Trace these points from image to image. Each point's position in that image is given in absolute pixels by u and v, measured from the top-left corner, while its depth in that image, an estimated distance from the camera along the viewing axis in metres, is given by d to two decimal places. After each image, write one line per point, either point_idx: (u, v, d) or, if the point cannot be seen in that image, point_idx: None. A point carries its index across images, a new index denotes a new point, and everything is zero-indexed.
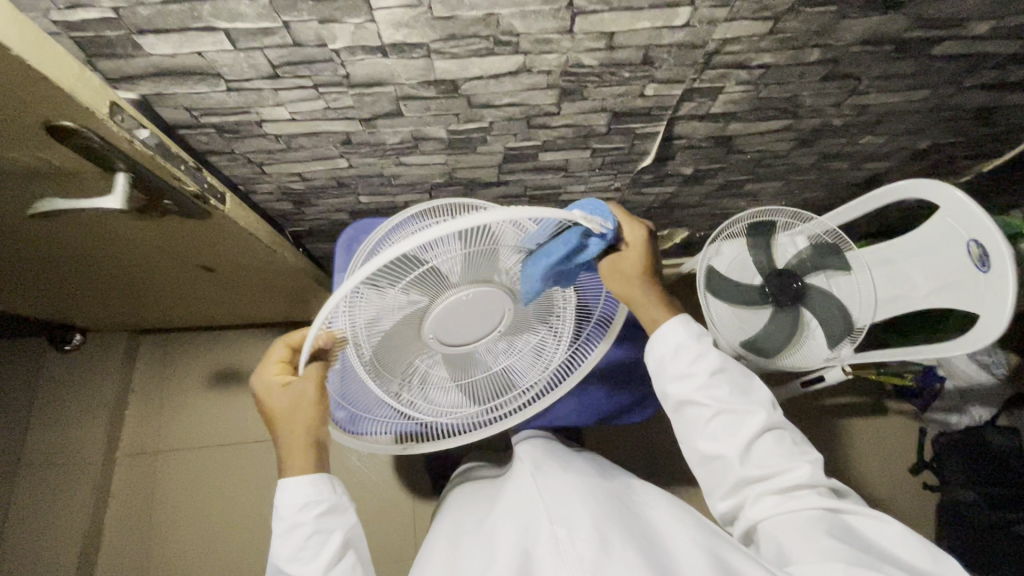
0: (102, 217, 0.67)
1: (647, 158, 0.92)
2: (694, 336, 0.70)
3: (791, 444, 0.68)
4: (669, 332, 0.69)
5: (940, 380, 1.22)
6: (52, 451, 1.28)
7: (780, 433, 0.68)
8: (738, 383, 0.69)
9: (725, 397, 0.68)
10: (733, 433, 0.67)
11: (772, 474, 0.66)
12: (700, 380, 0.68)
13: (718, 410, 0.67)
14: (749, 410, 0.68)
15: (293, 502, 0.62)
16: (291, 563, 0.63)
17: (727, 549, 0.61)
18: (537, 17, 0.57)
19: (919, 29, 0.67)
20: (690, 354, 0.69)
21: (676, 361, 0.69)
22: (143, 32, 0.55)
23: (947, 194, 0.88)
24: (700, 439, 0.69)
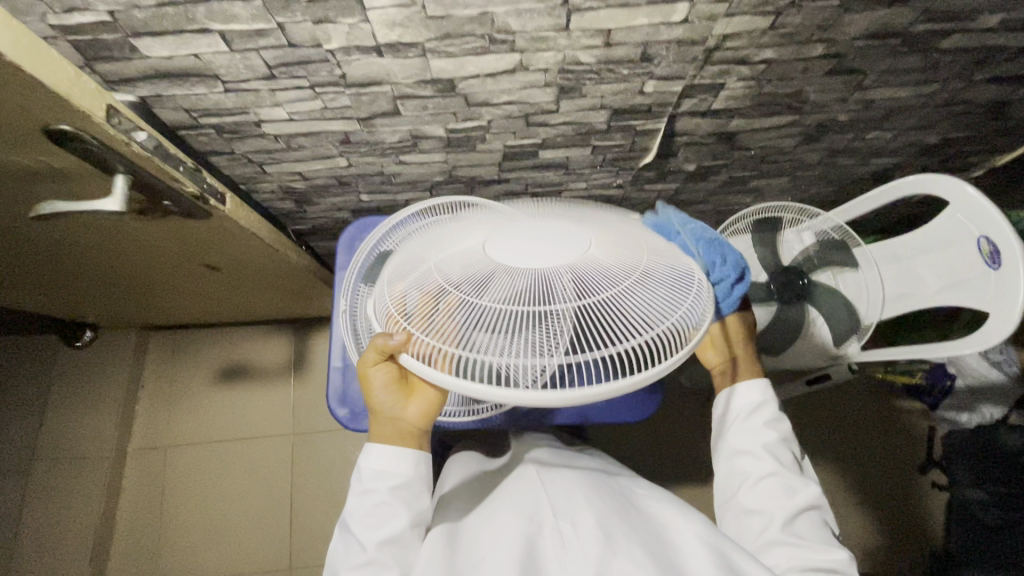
0: (105, 218, 0.68)
1: (649, 155, 0.91)
2: (773, 402, 0.74)
3: (827, 527, 0.66)
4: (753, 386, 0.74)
5: (949, 378, 1.20)
6: (64, 446, 1.30)
7: (821, 516, 0.67)
8: (796, 458, 0.71)
9: (785, 462, 0.69)
10: (786, 494, 0.67)
11: (809, 546, 0.63)
12: (767, 438, 0.70)
13: (778, 468, 0.68)
14: (802, 481, 0.68)
15: (372, 466, 0.64)
16: (356, 523, 0.63)
17: (732, 546, 0.60)
18: (532, 16, 0.56)
19: (926, 22, 0.65)
20: (769, 417, 0.72)
21: (751, 417, 0.72)
22: (140, 35, 0.55)
23: (960, 190, 0.86)
24: (746, 491, 0.69)
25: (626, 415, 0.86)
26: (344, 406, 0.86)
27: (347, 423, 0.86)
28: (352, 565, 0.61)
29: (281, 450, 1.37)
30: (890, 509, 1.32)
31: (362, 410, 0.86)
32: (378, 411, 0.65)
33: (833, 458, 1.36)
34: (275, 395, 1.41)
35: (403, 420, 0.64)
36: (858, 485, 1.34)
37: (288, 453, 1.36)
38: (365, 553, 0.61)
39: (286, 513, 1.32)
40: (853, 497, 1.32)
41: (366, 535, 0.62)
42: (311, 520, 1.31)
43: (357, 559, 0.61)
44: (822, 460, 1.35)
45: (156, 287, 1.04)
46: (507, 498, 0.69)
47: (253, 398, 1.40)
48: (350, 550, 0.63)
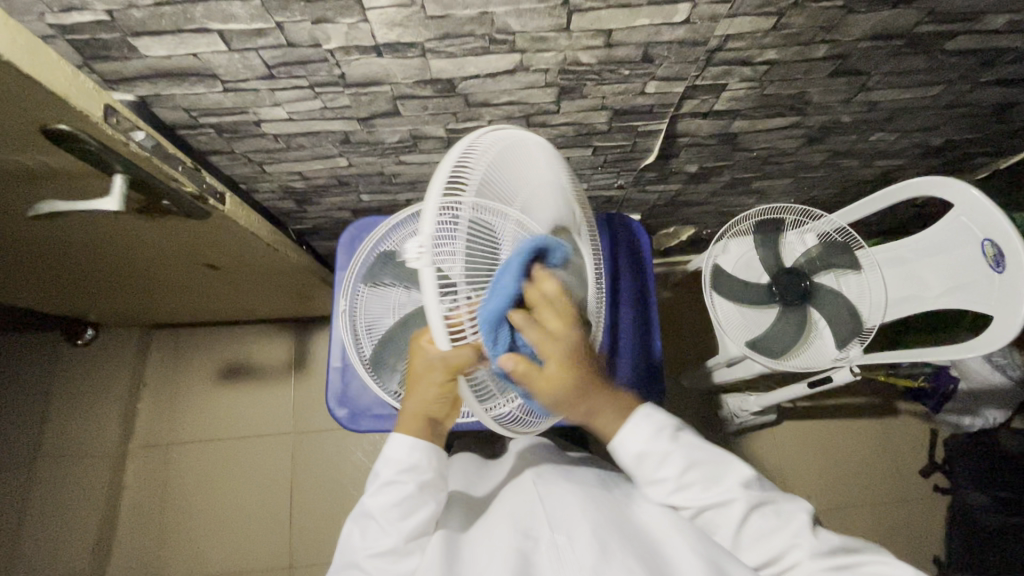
0: (104, 218, 0.68)
1: (650, 155, 0.90)
2: (660, 435, 0.63)
3: (775, 517, 0.61)
4: (631, 436, 0.62)
5: (953, 381, 1.16)
6: (66, 444, 1.31)
7: (764, 506, 0.62)
8: (709, 473, 0.63)
9: (700, 494, 0.62)
10: (721, 530, 0.62)
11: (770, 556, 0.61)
12: (671, 484, 0.62)
13: (698, 510, 0.62)
14: (728, 498, 0.62)
15: (399, 459, 0.63)
16: (380, 513, 0.62)
17: (729, 564, 0.58)
18: (532, 15, 0.56)
19: (930, 23, 0.65)
20: (656, 460, 0.62)
21: (642, 470, 0.63)
22: (138, 34, 0.55)
23: (965, 193, 0.85)
24: (692, 527, 0.65)
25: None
26: (342, 406, 0.86)
27: (347, 424, 0.86)
28: (373, 552, 0.61)
29: (280, 448, 1.37)
30: (890, 512, 1.31)
31: (360, 410, 0.86)
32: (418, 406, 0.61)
33: (835, 460, 1.35)
34: (275, 393, 1.41)
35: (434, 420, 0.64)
36: (860, 487, 1.33)
37: (287, 453, 1.36)
38: (390, 540, 0.62)
39: (286, 512, 1.32)
40: (854, 500, 1.32)
41: (392, 525, 0.62)
42: (310, 521, 1.31)
43: (380, 546, 0.61)
44: (824, 462, 1.35)
45: (156, 286, 1.04)
46: (502, 508, 0.68)
47: (253, 397, 1.40)
48: (369, 535, 0.63)
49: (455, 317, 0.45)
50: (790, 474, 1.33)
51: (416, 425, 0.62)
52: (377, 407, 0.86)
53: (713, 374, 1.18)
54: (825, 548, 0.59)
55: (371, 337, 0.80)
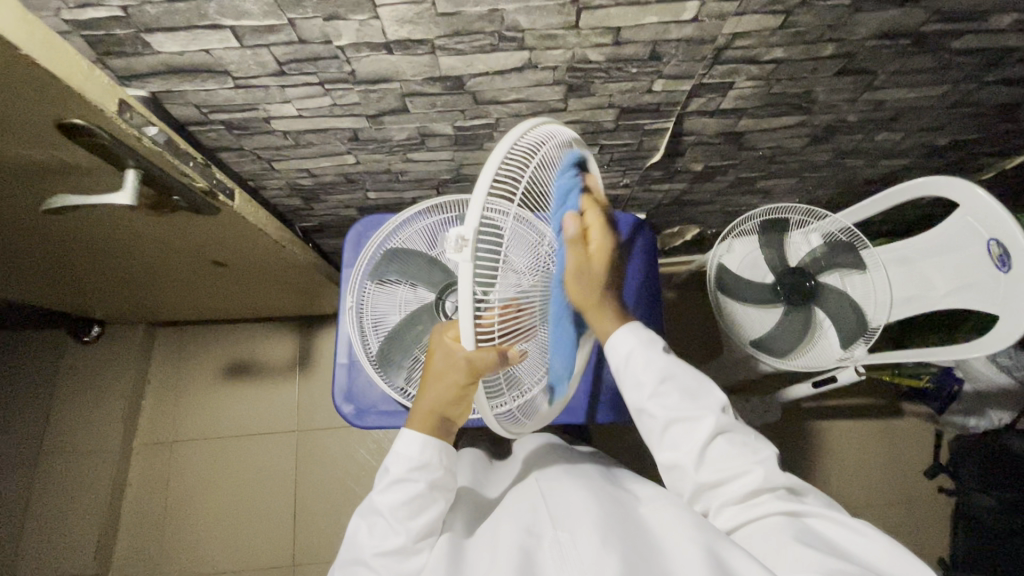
0: (115, 213, 0.68)
1: (657, 154, 0.91)
2: (644, 343, 0.68)
3: (739, 446, 0.65)
4: (621, 338, 0.68)
5: (958, 382, 1.16)
6: (72, 440, 1.32)
7: (730, 434, 0.65)
8: (686, 386, 0.66)
9: (675, 405, 0.65)
10: (687, 442, 0.64)
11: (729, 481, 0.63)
12: (651, 389, 0.66)
13: (670, 420, 0.65)
14: (700, 415, 0.65)
15: (412, 457, 0.63)
16: (389, 510, 0.62)
17: (724, 544, 0.56)
18: (542, 13, 0.57)
19: (937, 22, 0.65)
20: (641, 363, 0.67)
21: (629, 368, 0.67)
22: (152, 30, 0.55)
23: (970, 193, 0.85)
24: (658, 448, 0.67)
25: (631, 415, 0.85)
26: (348, 403, 0.87)
27: (353, 420, 0.87)
28: (380, 550, 0.61)
29: (284, 446, 1.37)
30: (894, 513, 1.31)
31: (366, 407, 0.87)
32: (437, 403, 0.61)
33: (839, 461, 1.35)
34: (279, 391, 1.41)
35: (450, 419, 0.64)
36: (863, 488, 1.33)
37: (291, 450, 1.37)
38: (397, 539, 0.61)
39: (289, 510, 1.32)
40: (857, 500, 1.32)
41: (401, 524, 0.62)
42: (313, 519, 1.31)
43: (388, 544, 0.61)
44: (828, 462, 1.35)
45: (163, 283, 1.04)
46: (506, 511, 0.67)
47: (257, 394, 1.41)
48: (377, 532, 0.62)
49: (488, 317, 0.47)
50: (793, 475, 1.33)
51: (427, 422, 0.63)
52: (383, 403, 0.86)
53: (717, 373, 1.19)
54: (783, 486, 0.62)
55: (377, 333, 0.81)
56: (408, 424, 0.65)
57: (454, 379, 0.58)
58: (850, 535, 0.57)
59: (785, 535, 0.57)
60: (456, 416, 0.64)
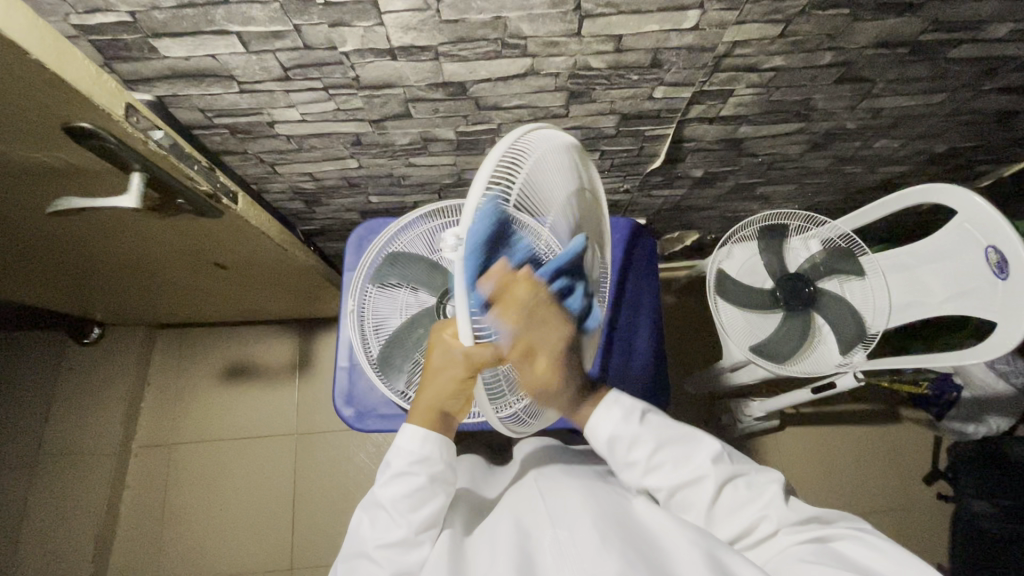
0: (118, 215, 0.68)
1: (657, 160, 0.91)
2: (625, 420, 0.69)
3: (744, 489, 0.67)
4: (600, 421, 0.69)
5: (956, 389, 1.20)
6: (71, 442, 1.31)
7: (732, 479, 0.67)
8: (676, 453, 0.68)
9: (671, 473, 0.67)
10: (694, 507, 0.67)
11: (743, 526, 0.65)
12: (643, 467, 0.68)
13: (671, 487, 0.67)
14: (695, 478, 0.67)
15: (411, 449, 0.64)
16: (391, 502, 0.62)
17: (726, 550, 0.57)
18: (544, 20, 0.57)
19: (935, 31, 0.66)
20: (626, 444, 0.68)
21: (617, 454, 0.69)
22: (159, 35, 0.56)
23: (967, 200, 0.86)
24: (673, 514, 0.69)
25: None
26: (349, 406, 0.87)
27: (352, 423, 0.87)
28: (383, 542, 0.61)
29: (283, 448, 1.37)
30: (894, 519, 1.31)
31: (366, 409, 0.87)
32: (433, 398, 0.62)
33: (837, 466, 1.35)
34: (279, 394, 1.41)
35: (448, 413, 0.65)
36: (861, 494, 1.33)
37: (290, 453, 1.37)
38: (400, 531, 0.62)
39: (288, 512, 1.32)
40: (856, 506, 1.32)
41: (403, 516, 0.62)
42: (313, 522, 1.31)
43: (390, 537, 0.62)
44: (826, 468, 1.35)
45: (165, 285, 1.05)
46: (505, 510, 0.67)
47: (257, 397, 1.41)
48: (379, 524, 0.63)
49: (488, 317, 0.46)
50: (792, 480, 1.33)
51: (427, 416, 0.64)
52: (383, 407, 0.87)
53: (716, 378, 1.19)
54: (795, 518, 0.64)
55: (379, 337, 0.81)
56: (408, 418, 0.65)
57: (455, 376, 0.58)
58: (871, 550, 0.57)
59: (794, 561, 0.58)
60: (455, 411, 0.65)
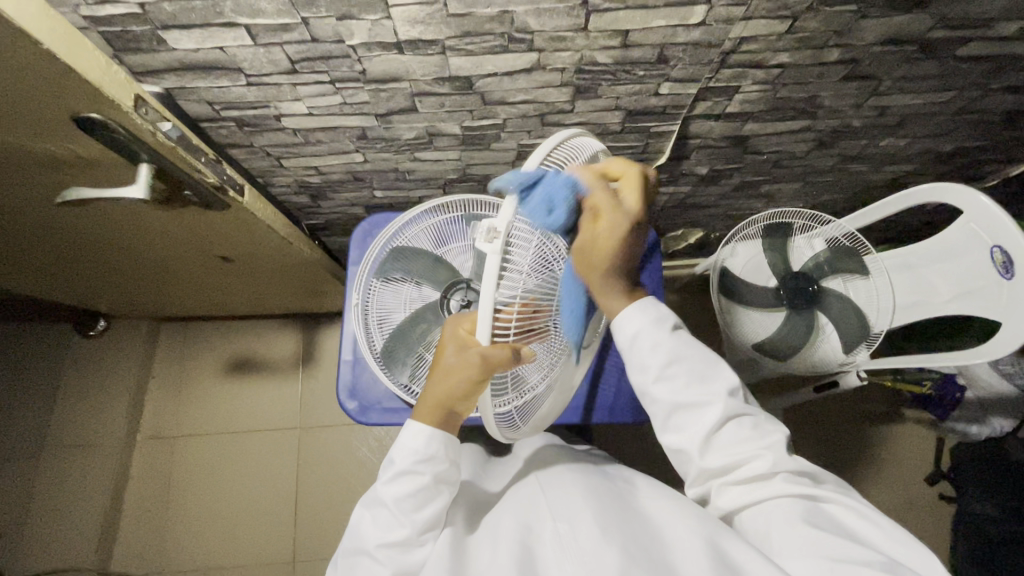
0: (126, 206, 0.69)
1: (661, 157, 0.92)
2: (650, 321, 0.65)
3: (750, 427, 0.64)
4: (629, 317, 0.65)
5: (960, 389, 1.17)
6: (76, 434, 1.32)
7: (741, 416, 0.64)
8: (695, 370, 0.64)
9: (681, 389, 0.64)
10: (695, 427, 0.64)
11: (736, 466, 0.63)
12: (656, 374, 0.64)
13: (677, 405, 0.63)
14: (706, 401, 0.63)
15: (416, 450, 0.63)
16: (394, 502, 0.62)
17: (727, 537, 0.57)
18: (551, 15, 0.57)
19: (943, 29, 0.66)
20: (647, 343, 0.65)
21: (634, 350, 0.65)
22: (168, 28, 0.56)
23: (973, 200, 0.85)
24: (664, 430, 0.66)
25: (623, 415, 0.85)
26: (353, 399, 0.87)
27: (357, 416, 0.87)
28: (385, 542, 0.61)
29: (286, 442, 1.38)
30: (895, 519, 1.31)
31: (370, 403, 0.87)
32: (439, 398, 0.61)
33: (839, 466, 1.35)
34: (282, 387, 1.42)
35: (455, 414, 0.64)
36: (862, 493, 1.33)
37: (293, 446, 1.37)
38: (402, 531, 0.62)
39: (290, 506, 1.33)
40: None
41: (406, 516, 0.62)
42: (315, 515, 1.32)
43: (392, 536, 0.62)
44: (828, 467, 1.35)
45: (171, 277, 1.05)
46: (506, 508, 0.67)
47: (261, 390, 1.42)
48: (381, 523, 0.63)
49: (506, 314, 0.51)
50: None
51: (434, 414, 0.63)
52: (387, 400, 0.87)
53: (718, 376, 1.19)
54: (791, 469, 0.62)
55: (383, 331, 0.82)
56: (416, 415, 0.64)
57: (463, 378, 0.58)
58: (865, 519, 0.57)
59: (793, 519, 0.57)
60: (462, 412, 0.64)
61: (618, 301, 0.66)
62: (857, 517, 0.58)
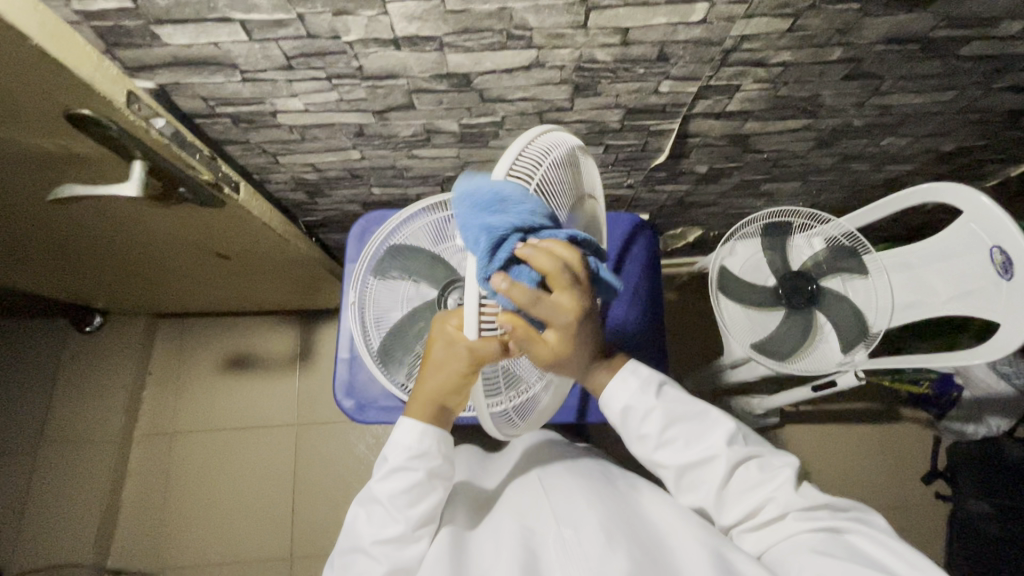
0: (120, 203, 0.68)
1: (661, 155, 0.91)
2: (640, 391, 0.67)
3: (757, 471, 0.64)
4: (617, 391, 0.67)
5: (957, 389, 1.19)
6: (71, 430, 1.32)
7: (747, 460, 0.65)
8: (692, 428, 0.66)
9: (682, 452, 0.65)
10: (704, 486, 0.65)
11: (749, 510, 0.64)
12: (657, 441, 0.65)
13: (683, 468, 0.65)
14: (706, 457, 0.64)
15: (409, 443, 0.63)
16: (389, 498, 0.62)
17: (732, 550, 0.57)
18: (551, 12, 0.57)
19: (946, 27, 0.65)
20: (639, 416, 0.66)
21: (632, 426, 0.67)
22: (161, 22, 0.56)
23: (973, 200, 0.85)
24: (680, 493, 0.68)
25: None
26: (350, 397, 0.87)
27: (353, 414, 0.87)
28: (380, 538, 0.61)
29: (284, 439, 1.37)
30: (891, 518, 1.31)
31: (367, 401, 0.87)
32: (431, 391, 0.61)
33: (836, 464, 1.35)
34: (279, 384, 1.41)
35: (446, 408, 0.63)
36: (859, 491, 1.33)
37: (290, 444, 1.37)
38: (397, 526, 0.62)
39: (287, 503, 1.32)
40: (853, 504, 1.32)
41: (401, 512, 0.62)
42: (312, 512, 1.32)
43: (387, 532, 0.61)
44: (826, 466, 1.35)
45: (166, 274, 1.05)
46: (508, 508, 0.67)
47: (258, 387, 1.41)
48: (375, 520, 0.62)
49: (496, 308, 0.46)
50: None
51: (427, 410, 0.63)
52: (383, 399, 0.87)
53: (716, 375, 1.19)
54: (805, 504, 0.62)
55: (380, 330, 0.81)
56: (407, 412, 0.64)
57: (458, 370, 0.57)
58: (887, 549, 0.56)
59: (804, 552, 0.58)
60: (455, 406, 0.64)
61: (603, 375, 0.67)
62: (883, 549, 0.56)
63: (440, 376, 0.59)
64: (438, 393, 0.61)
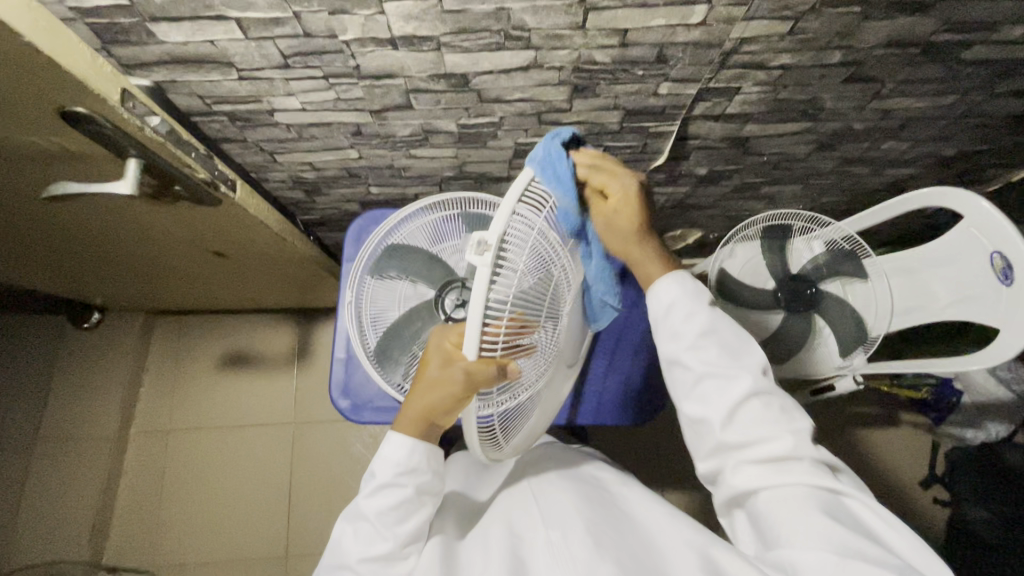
0: (116, 201, 0.68)
1: (660, 158, 0.90)
2: (692, 296, 0.66)
3: (778, 411, 0.61)
4: (662, 288, 0.66)
5: (956, 394, 1.19)
6: (68, 426, 1.32)
7: (767, 398, 0.62)
8: (728, 344, 0.64)
9: (712, 359, 0.63)
10: (721, 392, 0.62)
11: (754, 442, 0.60)
12: (689, 340, 0.64)
13: (704, 373, 0.62)
14: (734, 373, 0.62)
15: (396, 460, 0.62)
16: (376, 516, 0.62)
17: (716, 546, 0.57)
18: (549, 13, 0.56)
19: (947, 32, 0.65)
20: (682, 313, 0.65)
21: (670, 319, 0.65)
22: (156, 20, 0.55)
23: (973, 205, 0.84)
24: (687, 399, 0.64)
25: (611, 416, 0.87)
26: (345, 397, 0.87)
27: (348, 414, 0.87)
28: (367, 556, 0.60)
29: (280, 438, 1.37)
30: None
31: (362, 402, 0.87)
32: (421, 410, 0.60)
33: None
34: (277, 383, 1.41)
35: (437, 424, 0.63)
36: None
37: (286, 442, 1.37)
38: (385, 544, 0.61)
39: (283, 502, 1.32)
40: None
41: (388, 529, 0.61)
42: (308, 511, 1.32)
43: (374, 550, 0.60)
44: None
45: (163, 272, 1.04)
46: (498, 514, 0.68)
47: (255, 385, 1.41)
48: (362, 537, 0.62)
49: (495, 328, 0.49)
50: None
51: (415, 427, 0.62)
52: (378, 400, 0.86)
53: None
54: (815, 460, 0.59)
55: (376, 330, 0.81)
56: (395, 428, 0.63)
57: (448, 393, 0.56)
58: (895, 531, 0.55)
59: (809, 509, 0.55)
60: (444, 424, 0.63)
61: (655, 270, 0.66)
62: (881, 524, 0.56)
63: (430, 395, 0.58)
64: (427, 411, 0.60)
